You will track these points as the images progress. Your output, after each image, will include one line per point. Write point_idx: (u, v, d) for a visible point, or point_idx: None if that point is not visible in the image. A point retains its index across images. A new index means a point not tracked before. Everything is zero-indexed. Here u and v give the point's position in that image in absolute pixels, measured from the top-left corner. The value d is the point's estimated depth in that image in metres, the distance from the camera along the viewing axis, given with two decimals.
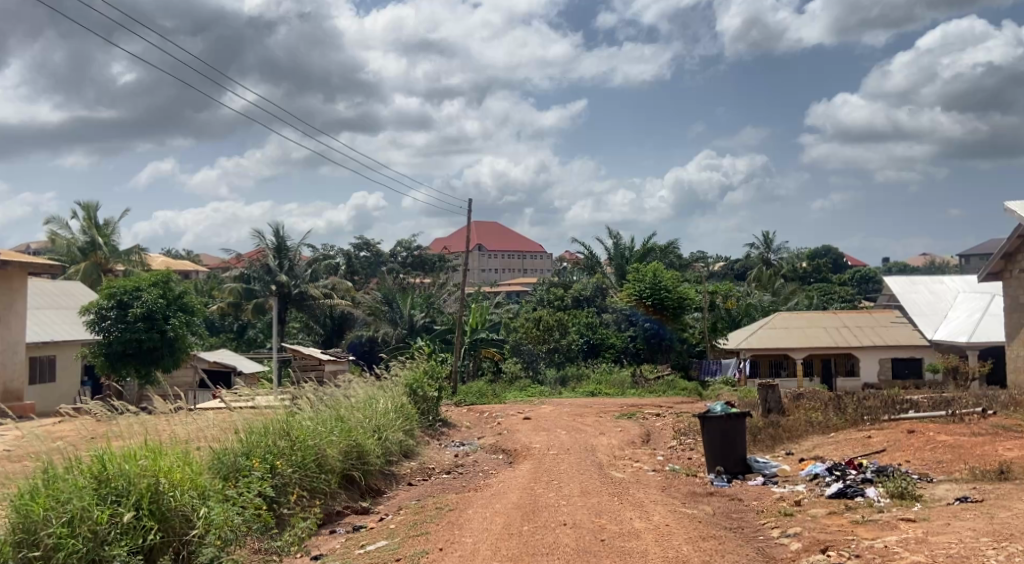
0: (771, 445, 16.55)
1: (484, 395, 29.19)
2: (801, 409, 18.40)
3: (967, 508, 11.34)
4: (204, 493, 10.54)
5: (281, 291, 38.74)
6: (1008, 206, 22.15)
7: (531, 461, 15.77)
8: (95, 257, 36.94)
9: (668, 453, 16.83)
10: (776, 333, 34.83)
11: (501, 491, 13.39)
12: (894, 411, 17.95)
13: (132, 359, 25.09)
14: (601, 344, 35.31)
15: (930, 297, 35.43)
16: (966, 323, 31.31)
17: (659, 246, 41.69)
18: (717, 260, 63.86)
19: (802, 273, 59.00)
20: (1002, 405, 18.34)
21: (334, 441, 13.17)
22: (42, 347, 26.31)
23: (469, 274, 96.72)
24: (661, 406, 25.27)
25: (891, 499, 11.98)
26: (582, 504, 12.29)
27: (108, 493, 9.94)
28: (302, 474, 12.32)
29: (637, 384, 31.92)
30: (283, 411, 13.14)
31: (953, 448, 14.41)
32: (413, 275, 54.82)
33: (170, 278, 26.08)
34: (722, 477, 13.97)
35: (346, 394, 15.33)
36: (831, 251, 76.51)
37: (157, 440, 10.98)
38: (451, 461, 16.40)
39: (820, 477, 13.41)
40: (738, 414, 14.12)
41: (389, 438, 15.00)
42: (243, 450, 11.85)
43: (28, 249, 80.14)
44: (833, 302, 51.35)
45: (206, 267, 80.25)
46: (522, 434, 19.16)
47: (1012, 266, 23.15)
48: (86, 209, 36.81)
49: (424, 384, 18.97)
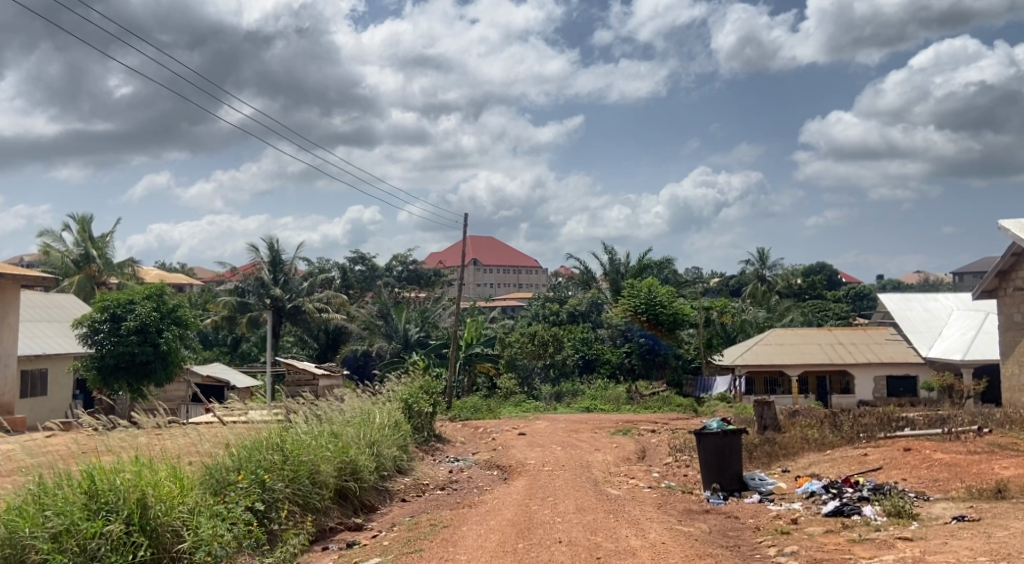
0: (767, 462, 16.50)
1: (479, 410, 29.05)
2: (797, 426, 18.36)
3: (964, 527, 11.27)
4: (195, 508, 10.45)
5: (276, 304, 38.71)
6: (1001, 224, 22.19)
7: (526, 477, 15.70)
8: (89, 270, 36.86)
9: (663, 470, 16.75)
10: (772, 350, 34.79)
11: (496, 507, 13.33)
12: (890, 429, 17.95)
13: (124, 373, 24.93)
14: (596, 360, 35.49)
15: (925, 315, 35.41)
16: (960, 341, 31.31)
17: (654, 262, 41.83)
18: (712, 277, 63.89)
19: (797, 289, 59.10)
20: (998, 423, 18.31)
21: (329, 455, 13.08)
22: (33, 360, 26.18)
23: (465, 289, 96.52)
24: (657, 422, 25.16)
25: (889, 517, 11.92)
26: (577, 521, 12.23)
27: (98, 508, 9.85)
28: (294, 489, 12.20)
29: (633, 400, 31.81)
30: (276, 426, 13.11)
31: (949, 467, 14.36)
32: (408, 288, 54.83)
33: (164, 292, 25.98)
34: (718, 494, 13.90)
35: (341, 409, 15.30)
36: (826, 268, 76.56)
37: (148, 454, 10.93)
38: (445, 477, 16.27)
39: (816, 495, 13.35)
40: (735, 430, 14.08)
41: (383, 453, 14.90)
42: (233, 465, 11.76)
43: (24, 261, 80.28)
44: (828, 319, 51.41)
45: (200, 279, 80.36)
46: (516, 449, 19.13)
47: (1006, 284, 23.06)
48: (80, 222, 36.71)
49: (420, 399, 18.86)
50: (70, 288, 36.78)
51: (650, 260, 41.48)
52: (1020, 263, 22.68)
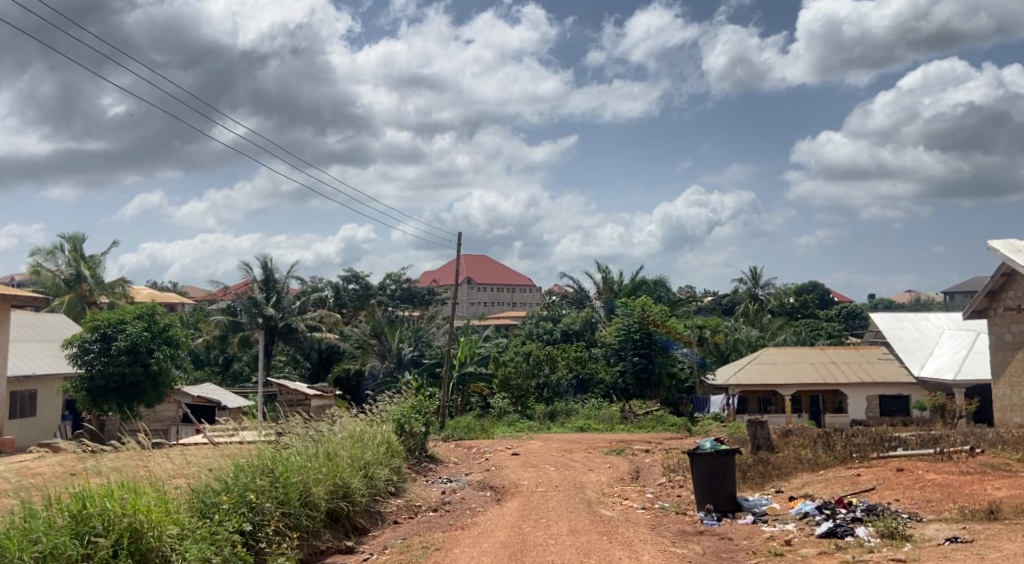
0: (761, 482, 16.44)
1: (472, 429, 28.99)
2: (791, 446, 18.45)
3: (956, 548, 11.29)
4: (182, 532, 10.41)
5: (268, 324, 38.72)
6: (990, 244, 22.33)
7: (519, 499, 15.65)
8: (80, 289, 36.83)
9: (657, 491, 16.74)
10: (766, 369, 34.82)
11: (488, 529, 13.29)
12: (883, 448, 17.96)
13: (114, 394, 24.84)
14: (590, 379, 36.12)
15: (916, 334, 35.49)
16: (952, 361, 31.42)
17: (647, 280, 41.96)
18: (705, 295, 64.07)
19: (790, 307, 59.83)
20: (990, 443, 18.37)
21: (321, 478, 13.03)
22: (23, 382, 26.10)
23: (458, 307, 96.39)
24: (651, 442, 25.22)
25: (882, 538, 11.94)
26: (570, 543, 12.22)
27: (86, 532, 9.89)
28: (284, 511, 12.12)
29: (627, 420, 31.79)
30: (269, 448, 13.14)
31: (942, 487, 14.37)
32: (400, 306, 54.88)
33: (155, 311, 25.91)
34: (712, 515, 13.86)
35: (334, 430, 15.28)
36: (818, 287, 76.83)
37: (137, 479, 10.92)
38: (439, 498, 16.24)
39: (809, 515, 13.34)
40: (728, 451, 14.10)
41: (376, 476, 14.86)
42: (221, 487, 11.71)
43: (14, 281, 80.10)
44: (820, 338, 51.61)
45: (190, 297, 80.03)
46: (509, 470, 19.08)
47: (996, 304, 23.17)
48: (72, 242, 36.69)
49: (412, 419, 18.75)
50: (60, 308, 36.68)
51: (643, 278, 41.51)
52: (1010, 283, 22.76)
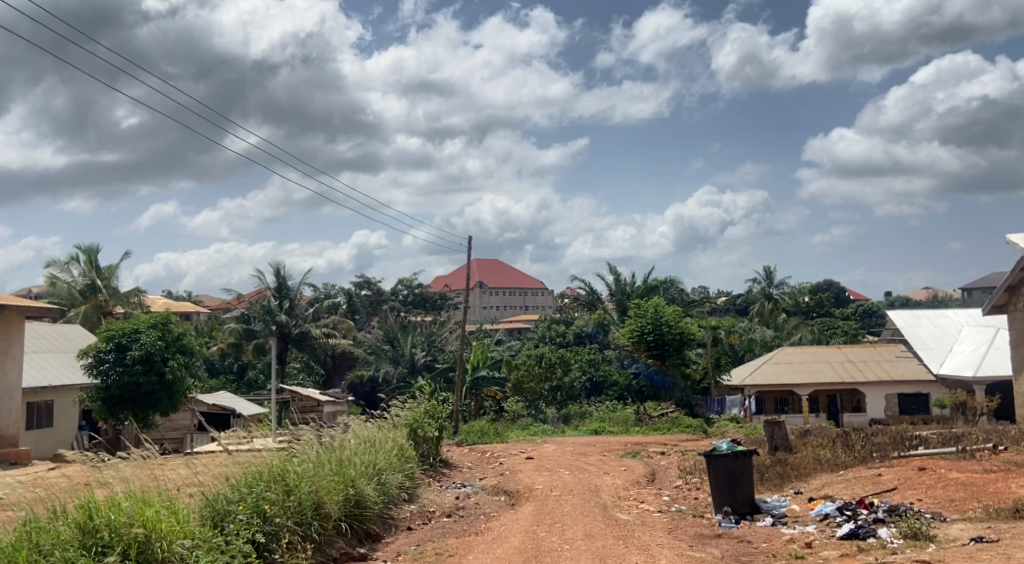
0: (779, 484, 16.18)
1: (485, 433, 28.80)
2: (809, 446, 18.17)
3: (982, 548, 10.97)
4: (193, 543, 10.24)
5: (281, 331, 38.46)
6: (1009, 238, 21.98)
7: (533, 503, 15.40)
8: (95, 300, 36.76)
9: (673, 494, 16.43)
10: (782, 369, 34.45)
11: (502, 535, 13.06)
12: (904, 448, 17.62)
13: (131, 403, 24.75)
14: (604, 382, 36.04)
15: (934, 331, 35.03)
16: (971, 357, 30.99)
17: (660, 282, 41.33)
18: (719, 296, 63.96)
19: (805, 307, 59.44)
20: (1012, 440, 18.09)
21: (333, 487, 12.79)
22: (38, 393, 26.01)
23: (471, 312, 96.38)
24: (667, 444, 25.03)
25: (905, 539, 11.66)
26: (586, 548, 11.97)
27: (94, 544, 9.73)
28: (297, 520, 11.88)
29: (641, 422, 31.48)
30: (281, 454, 13.00)
31: (965, 486, 14.08)
32: (413, 312, 54.91)
33: (169, 320, 25.77)
34: (730, 518, 13.61)
35: (346, 436, 15.06)
36: (833, 286, 76.43)
37: (144, 489, 10.72)
38: (452, 503, 16.05)
39: (830, 517, 13.04)
40: (745, 452, 13.85)
41: (389, 480, 14.63)
42: (234, 496, 11.54)
43: (29, 295, 80.60)
44: (836, 337, 51.28)
45: (206, 307, 80.20)
46: (523, 474, 18.87)
47: (1016, 299, 22.81)
48: (87, 252, 36.69)
49: (425, 424, 18.50)
50: (76, 318, 36.64)
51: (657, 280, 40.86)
52: None
